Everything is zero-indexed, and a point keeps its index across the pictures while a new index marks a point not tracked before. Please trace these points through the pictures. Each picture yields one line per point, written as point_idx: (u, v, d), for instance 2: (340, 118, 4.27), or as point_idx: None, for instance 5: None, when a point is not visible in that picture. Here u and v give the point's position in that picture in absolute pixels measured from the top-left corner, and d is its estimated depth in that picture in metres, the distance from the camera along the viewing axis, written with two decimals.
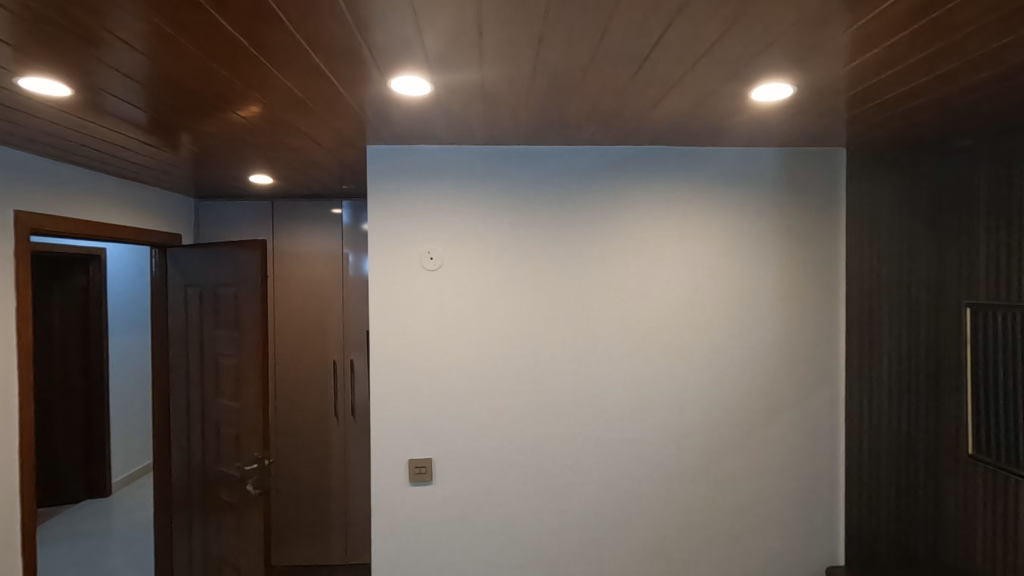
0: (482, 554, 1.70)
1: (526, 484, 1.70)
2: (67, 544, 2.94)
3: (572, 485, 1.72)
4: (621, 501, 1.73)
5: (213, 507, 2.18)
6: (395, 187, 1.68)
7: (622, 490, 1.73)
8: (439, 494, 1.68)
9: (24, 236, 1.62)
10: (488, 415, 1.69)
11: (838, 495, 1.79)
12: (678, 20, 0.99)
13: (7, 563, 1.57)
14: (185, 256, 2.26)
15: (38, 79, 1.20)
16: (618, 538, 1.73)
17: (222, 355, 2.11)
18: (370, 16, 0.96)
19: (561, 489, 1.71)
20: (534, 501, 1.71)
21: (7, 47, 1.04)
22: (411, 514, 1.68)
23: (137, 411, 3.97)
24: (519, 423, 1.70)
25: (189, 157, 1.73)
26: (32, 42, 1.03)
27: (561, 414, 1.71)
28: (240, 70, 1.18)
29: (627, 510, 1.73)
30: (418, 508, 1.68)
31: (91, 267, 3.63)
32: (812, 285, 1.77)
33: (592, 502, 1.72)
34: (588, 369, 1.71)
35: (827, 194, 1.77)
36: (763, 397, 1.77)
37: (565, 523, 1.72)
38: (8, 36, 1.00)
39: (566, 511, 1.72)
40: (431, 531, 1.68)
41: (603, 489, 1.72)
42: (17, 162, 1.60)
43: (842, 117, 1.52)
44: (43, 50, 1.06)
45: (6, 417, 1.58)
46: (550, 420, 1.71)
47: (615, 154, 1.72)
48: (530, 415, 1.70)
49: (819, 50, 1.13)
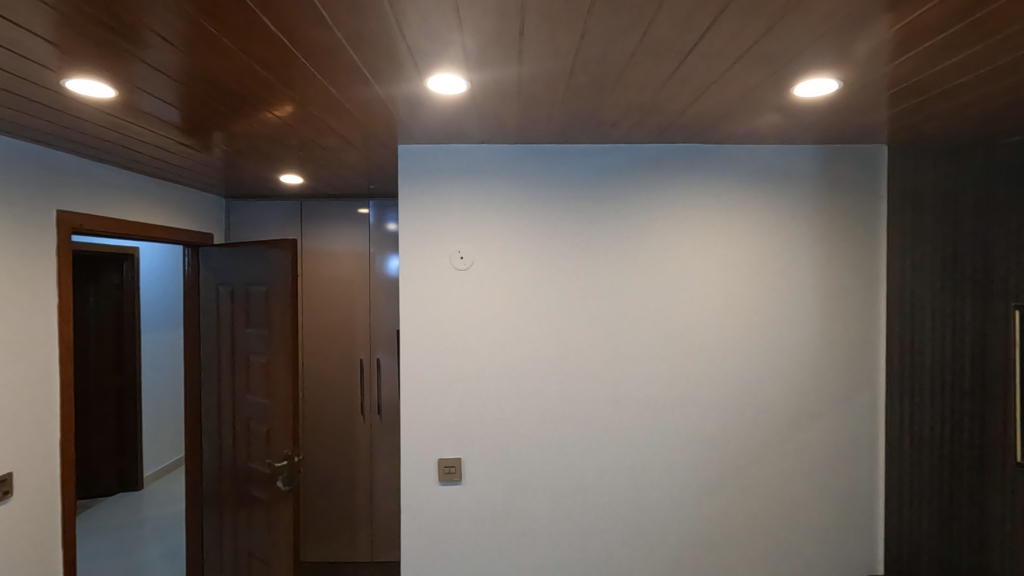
0: (503, 558, 1.68)
1: (552, 488, 1.69)
2: (106, 535, 3.02)
3: (595, 490, 1.69)
4: (644, 507, 1.70)
5: (245, 502, 2.21)
6: (426, 187, 1.67)
7: (651, 495, 1.70)
8: (464, 497, 1.67)
9: (65, 234, 1.67)
10: (510, 417, 1.68)
11: (877, 504, 1.76)
12: (720, 18, 0.97)
13: (50, 553, 1.62)
14: (217, 255, 2.30)
15: (82, 81, 1.23)
16: (643, 545, 1.71)
17: (253, 353, 2.14)
18: (409, 17, 0.97)
19: (589, 495, 1.69)
20: (556, 505, 1.69)
21: (53, 48, 1.07)
22: (437, 516, 1.67)
23: (168, 408, 4.07)
24: (541, 427, 1.68)
25: (221, 157, 1.76)
26: (77, 42, 1.05)
27: (582, 418, 1.69)
28: (277, 70, 1.19)
29: (649, 517, 1.71)
30: (448, 508, 1.67)
31: (125, 266, 3.73)
32: (853, 287, 1.73)
33: (613, 507, 1.70)
34: (613, 371, 1.69)
35: (867, 195, 1.73)
36: (802, 402, 1.72)
37: (592, 529, 1.69)
38: (55, 37, 1.02)
39: (588, 516, 1.69)
40: (459, 534, 1.68)
41: (632, 494, 1.70)
42: (58, 162, 1.65)
43: (885, 114, 1.47)
44: (86, 50, 1.08)
45: (49, 412, 1.62)
46: (573, 424, 1.69)
47: (649, 153, 1.69)
48: (552, 419, 1.68)
49: (859, 50, 1.10)
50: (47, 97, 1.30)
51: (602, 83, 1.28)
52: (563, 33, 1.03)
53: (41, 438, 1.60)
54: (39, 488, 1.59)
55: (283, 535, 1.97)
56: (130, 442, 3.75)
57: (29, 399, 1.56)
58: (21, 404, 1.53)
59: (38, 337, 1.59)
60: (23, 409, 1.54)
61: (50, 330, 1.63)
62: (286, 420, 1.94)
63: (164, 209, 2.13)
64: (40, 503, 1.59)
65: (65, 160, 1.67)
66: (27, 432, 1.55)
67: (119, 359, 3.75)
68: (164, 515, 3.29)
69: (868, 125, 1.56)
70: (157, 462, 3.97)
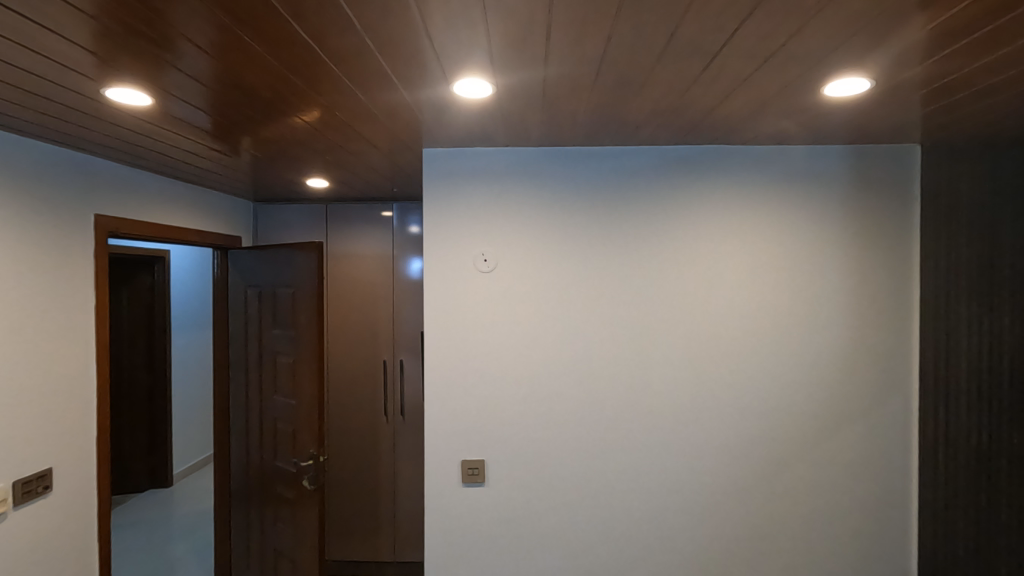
0: (520, 560, 1.68)
1: (568, 492, 1.68)
2: (139, 532, 3.08)
3: (611, 491, 1.68)
4: (662, 511, 1.69)
5: (273, 500, 2.24)
6: (452, 190, 1.68)
7: (669, 499, 1.68)
8: (482, 497, 1.68)
9: (102, 237, 1.73)
10: (526, 419, 1.68)
11: (911, 512, 1.70)
12: (750, 18, 0.96)
13: (86, 548, 1.67)
14: (246, 257, 2.35)
15: (119, 88, 1.26)
16: (662, 549, 1.69)
17: (281, 354, 2.18)
18: (437, 24, 0.98)
19: (606, 498, 1.68)
20: (572, 508, 1.68)
21: (92, 57, 1.10)
22: (456, 517, 1.67)
23: (195, 407, 4.16)
24: (557, 429, 1.68)
25: (250, 161, 1.80)
26: (114, 51, 1.08)
27: (597, 421, 1.68)
28: (307, 75, 1.22)
29: (666, 521, 1.69)
30: (467, 508, 1.68)
31: (156, 267, 3.82)
32: (884, 291, 1.70)
33: (629, 510, 1.68)
34: (631, 374, 1.68)
35: (899, 196, 1.69)
36: (832, 407, 1.69)
37: (609, 533, 1.68)
38: (93, 46, 1.05)
39: (604, 518, 1.68)
40: (476, 535, 1.68)
41: (650, 498, 1.68)
42: (94, 167, 1.70)
43: (919, 114, 1.44)
44: (122, 58, 1.11)
45: (86, 409, 1.67)
46: (591, 427, 1.68)
47: (674, 154, 1.68)
48: (570, 421, 1.68)
49: (890, 50, 1.09)
50: (84, 105, 1.34)
51: (624, 86, 1.28)
52: (585, 37, 1.04)
53: (79, 434, 1.65)
54: (75, 484, 1.64)
55: (309, 534, 2.00)
56: (161, 440, 3.83)
57: (67, 396, 1.61)
58: (59, 402, 1.59)
59: (75, 336, 1.64)
60: (61, 406, 1.59)
61: (87, 329, 1.68)
62: (312, 420, 1.97)
63: (194, 213, 2.18)
64: (77, 498, 1.64)
65: (98, 164, 1.72)
66: (64, 429, 1.60)
67: (150, 359, 3.84)
68: (194, 513, 3.36)
69: (900, 125, 1.53)
70: (185, 460, 4.06)
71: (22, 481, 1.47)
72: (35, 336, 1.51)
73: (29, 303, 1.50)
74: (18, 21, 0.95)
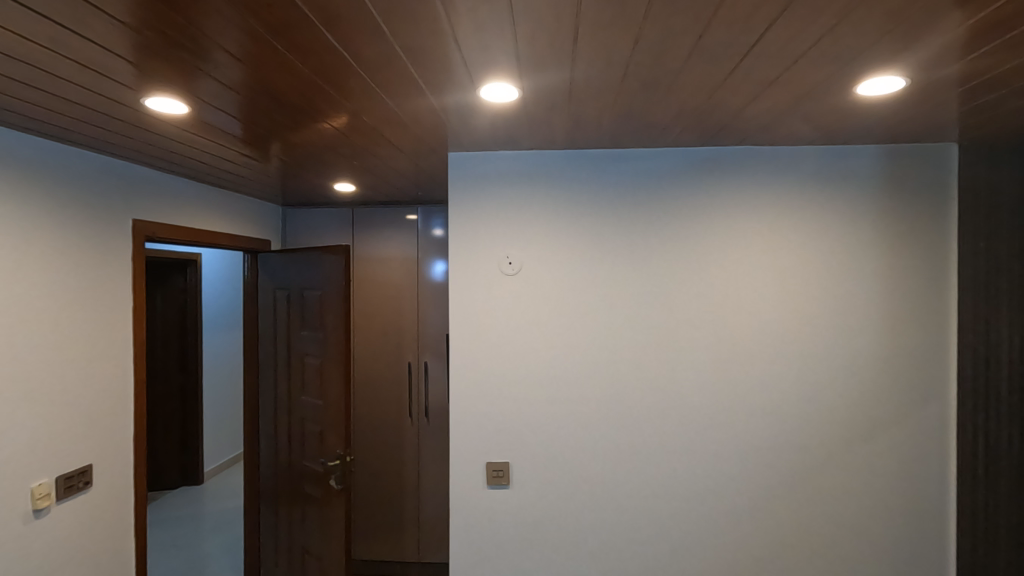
0: (539, 562, 1.68)
1: (585, 494, 1.67)
2: (173, 528, 3.16)
3: (628, 495, 1.67)
4: (679, 514, 1.67)
5: (301, 499, 2.28)
6: (477, 194, 1.70)
7: (686, 502, 1.67)
8: (500, 498, 1.68)
9: (139, 242, 1.79)
10: (542, 420, 1.68)
11: (949, 522, 1.66)
12: (781, 18, 0.95)
13: (122, 543, 1.72)
14: (275, 260, 2.40)
15: (158, 97, 1.30)
16: (679, 553, 1.67)
17: (309, 356, 2.22)
18: (467, 31, 1.00)
19: (623, 501, 1.67)
20: (589, 510, 1.68)
21: (132, 68, 1.14)
22: (474, 517, 1.68)
23: (225, 407, 4.25)
24: (574, 430, 1.68)
25: (279, 166, 1.83)
26: (153, 61, 1.11)
27: (615, 423, 1.67)
28: (338, 82, 1.24)
29: (684, 525, 1.67)
30: (485, 509, 1.68)
31: (189, 271, 3.91)
32: (920, 292, 1.65)
33: (644, 512, 1.67)
34: (648, 376, 1.67)
35: (937, 197, 1.65)
36: (864, 412, 1.65)
37: (624, 535, 1.67)
38: (134, 56, 1.09)
39: (622, 521, 1.67)
40: (493, 535, 1.68)
41: (667, 502, 1.67)
42: (130, 173, 1.75)
43: (958, 112, 1.41)
44: (161, 68, 1.15)
45: (123, 407, 1.73)
46: (609, 428, 1.67)
47: (700, 155, 1.67)
48: (587, 422, 1.67)
49: (928, 48, 1.07)
50: (123, 114, 1.38)
51: (647, 88, 1.28)
52: (608, 39, 1.03)
53: (116, 432, 1.70)
54: (114, 479, 1.69)
55: (337, 533, 2.03)
56: (193, 440, 3.92)
57: (107, 394, 1.67)
58: (100, 401, 1.64)
59: (115, 338, 1.70)
60: (101, 404, 1.65)
61: (126, 330, 1.74)
62: (339, 421, 2.00)
63: (227, 217, 2.23)
64: (115, 494, 1.69)
65: (133, 170, 1.77)
66: (104, 426, 1.66)
67: (182, 360, 3.93)
68: (224, 510, 3.43)
69: (938, 124, 1.49)
70: (216, 458, 4.15)
71: (65, 477, 1.52)
72: (77, 337, 1.57)
73: (73, 304, 1.56)
74: (61, 34, 0.98)
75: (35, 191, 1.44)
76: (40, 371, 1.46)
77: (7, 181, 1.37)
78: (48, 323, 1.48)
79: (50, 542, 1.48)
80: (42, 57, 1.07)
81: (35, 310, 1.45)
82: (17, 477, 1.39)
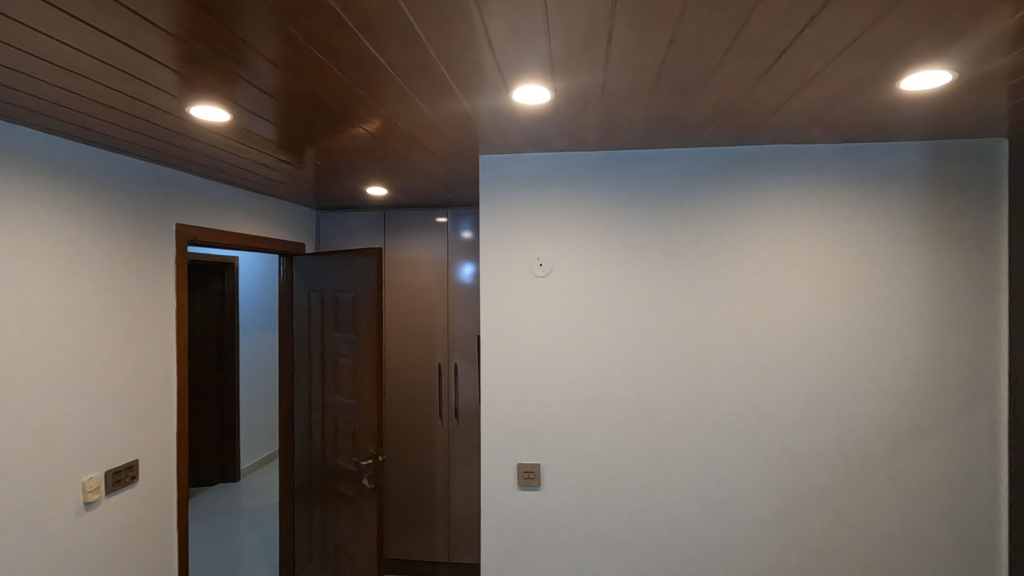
0: (566, 564, 1.67)
1: (608, 497, 1.66)
2: (216, 524, 3.24)
3: (652, 499, 1.65)
4: (705, 519, 1.64)
5: (336, 497, 2.32)
6: (509, 196, 1.70)
7: (711, 508, 1.64)
8: (525, 500, 1.68)
9: (182, 245, 1.85)
10: (566, 423, 1.67)
11: (998, 532, 1.59)
12: (821, 15, 0.94)
13: (166, 537, 1.78)
14: (310, 263, 2.45)
15: (200, 104, 1.33)
16: (704, 559, 1.64)
17: (343, 356, 2.26)
18: (500, 35, 1.00)
19: (646, 505, 1.66)
20: (615, 513, 1.66)
21: (176, 76, 1.17)
22: (499, 518, 1.69)
23: (261, 406, 4.35)
24: (597, 434, 1.67)
25: (313, 171, 1.87)
26: (197, 69, 1.14)
27: (638, 427, 1.66)
28: (373, 88, 1.26)
29: (710, 530, 1.64)
30: (510, 510, 1.68)
31: (226, 274, 4.01)
32: (967, 293, 1.59)
33: (671, 517, 1.65)
34: (668, 379, 1.65)
35: (986, 195, 1.59)
36: (907, 417, 1.60)
37: (646, 539, 1.66)
38: (177, 65, 1.12)
39: (645, 525, 1.66)
40: (516, 536, 1.68)
41: (692, 506, 1.65)
42: (170, 178, 1.81)
43: (1008, 107, 1.35)
44: (205, 76, 1.18)
45: (166, 405, 1.79)
46: (636, 432, 1.66)
47: (731, 155, 1.64)
48: (613, 425, 1.66)
49: (977, 42, 1.04)
50: (167, 121, 1.42)
51: (676, 88, 1.26)
52: (635, 40, 1.02)
53: (157, 430, 1.76)
54: (158, 474, 1.75)
55: (370, 531, 2.06)
56: (230, 437, 4.03)
57: (152, 393, 1.73)
58: (145, 398, 1.70)
59: (159, 338, 1.76)
60: (146, 402, 1.71)
61: (170, 332, 1.80)
62: (372, 421, 2.03)
63: (264, 220, 2.28)
64: (158, 489, 1.75)
65: (173, 175, 1.82)
66: (149, 423, 1.72)
67: (219, 359, 4.03)
68: (262, 506, 3.51)
69: (986, 120, 1.44)
70: (252, 456, 4.25)
71: (113, 471, 1.58)
72: (122, 337, 1.62)
73: (121, 306, 1.62)
74: (107, 42, 1.01)
75: (81, 197, 1.50)
76: (91, 369, 1.52)
77: (53, 187, 1.42)
78: (98, 323, 1.54)
79: (98, 533, 1.53)
80: (91, 66, 1.10)
81: (82, 311, 1.50)
82: (69, 471, 1.44)
